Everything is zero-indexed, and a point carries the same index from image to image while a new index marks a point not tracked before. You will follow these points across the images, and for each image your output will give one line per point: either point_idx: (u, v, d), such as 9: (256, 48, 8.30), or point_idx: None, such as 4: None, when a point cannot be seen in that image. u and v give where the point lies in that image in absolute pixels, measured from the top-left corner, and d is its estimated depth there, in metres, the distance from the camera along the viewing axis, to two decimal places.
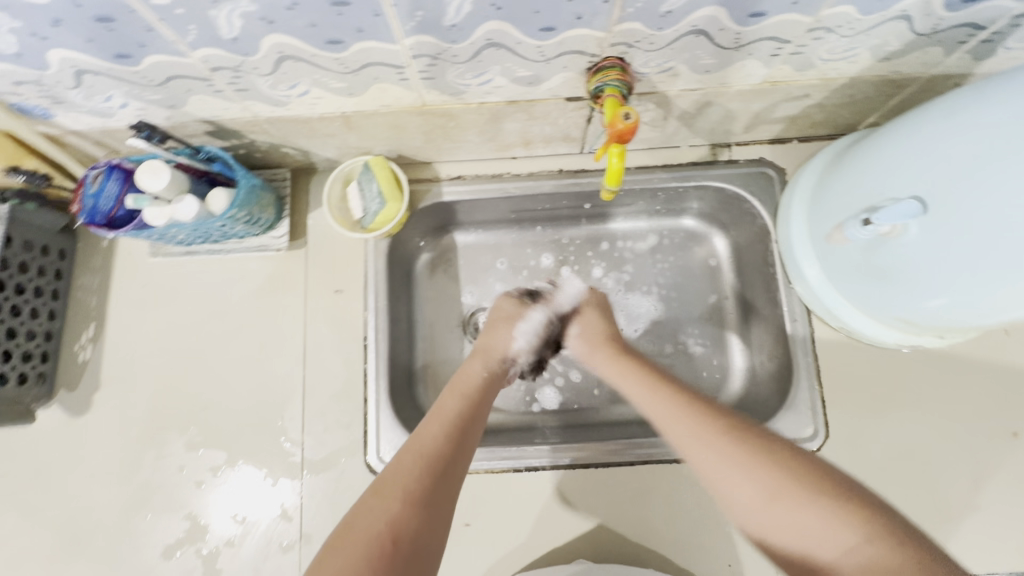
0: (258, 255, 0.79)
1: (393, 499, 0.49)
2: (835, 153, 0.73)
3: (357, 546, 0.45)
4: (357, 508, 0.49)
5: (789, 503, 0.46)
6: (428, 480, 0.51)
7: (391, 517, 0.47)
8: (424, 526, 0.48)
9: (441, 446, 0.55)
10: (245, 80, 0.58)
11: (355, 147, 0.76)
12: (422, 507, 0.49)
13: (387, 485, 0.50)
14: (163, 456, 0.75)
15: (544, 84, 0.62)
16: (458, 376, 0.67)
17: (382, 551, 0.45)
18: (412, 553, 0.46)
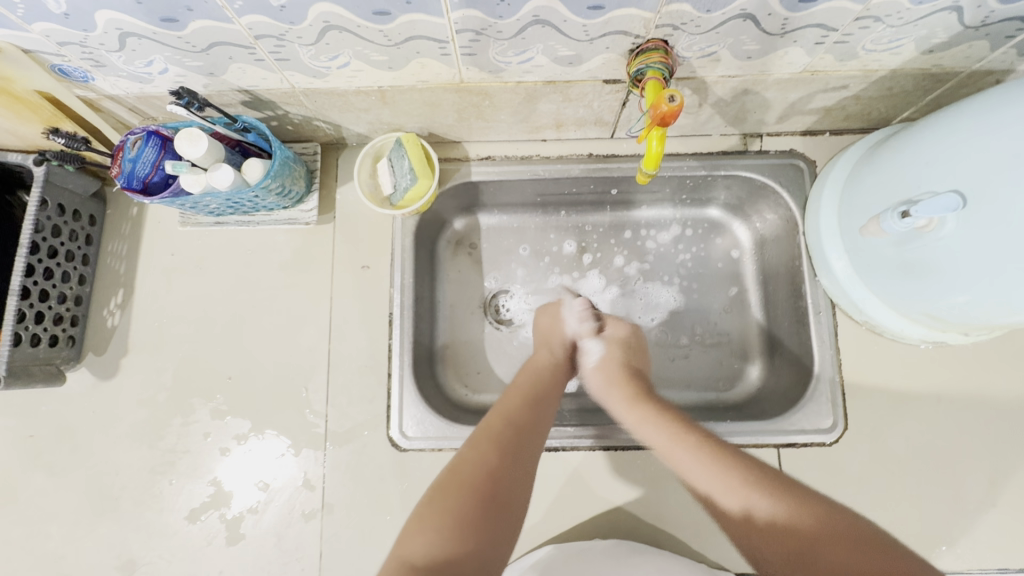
0: (286, 229, 0.80)
1: (489, 452, 0.56)
2: (869, 145, 0.73)
3: (456, 493, 0.52)
4: (458, 459, 0.56)
5: (822, 531, 0.50)
6: (518, 443, 0.58)
7: (486, 469, 0.55)
8: (511, 479, 0.55)
9: (525, 413, 0.62)
10: (287, 50, 0.57)
11: (387, 123, 0.76)
12: (511, 462, 0.56)
13: (481, 440, 0.58)
14: (189, 422, 0.76)
15: (584, 65, 0.62)
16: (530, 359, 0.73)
17: (481, 498, 0.52)
18: (502, 501, 0.53)
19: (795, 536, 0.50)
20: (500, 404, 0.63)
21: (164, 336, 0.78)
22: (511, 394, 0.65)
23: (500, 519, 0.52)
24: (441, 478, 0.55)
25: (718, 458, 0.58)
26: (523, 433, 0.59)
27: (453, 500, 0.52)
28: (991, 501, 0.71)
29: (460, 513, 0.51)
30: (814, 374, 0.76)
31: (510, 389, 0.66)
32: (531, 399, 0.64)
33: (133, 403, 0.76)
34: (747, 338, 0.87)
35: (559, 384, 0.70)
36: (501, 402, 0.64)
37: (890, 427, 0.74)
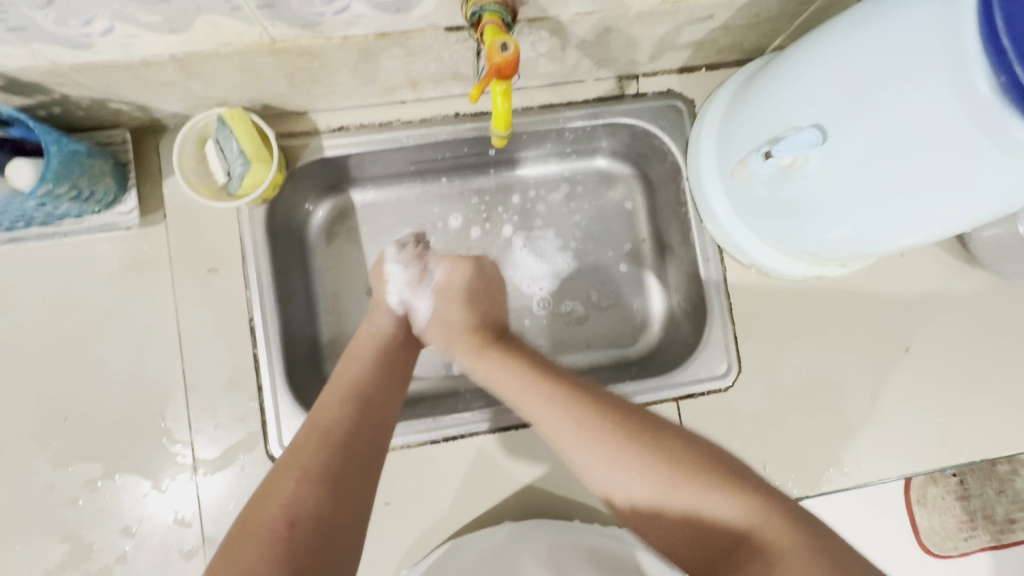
0: (106, 236, 0.67)
1: (288, 479, 0.47)
2: (741, 81, 0.69)
3: (251, 545, 0.43)
4: (263, 496, 0.46)
5: (673, 487, 0.50)
6: (337, 461, 0.49)
7: (292, 500, 0.45)
8: (323, 504, 0.46)
9: (345, 417, 0.52)
10: (14, 14, 0.44)
11: (205, 97, 0.63)
12: (323, 485, 0.47)
13: (285, 468, 0.48)
14: (25, 476, 0.65)
15: (415, 10, 0.52)
16: (357, 341, 0.63)
17: (279, 539, 0.43)
18: (317, 539, 0.44)
19: (683, 497, 0.49)
20: (315, 411, 0.53)
21: None
22: (332, 392, 0.55)
23: (311, 556, 0.43)
24: (243, 526, 0.45)
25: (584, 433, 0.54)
26: (343, 445, 0.50)
27: (246, 555, 0.42)
28: (873, 420, 0.75)
29: (252, 570, 0.41)
30: (707, 322, 0.75)
31: (331, 386, 0.56)
32: (353, 394, 0.54)
33: None
34: (646, 291, 0.84)
35: (396, 369, 0.61)
36: (317, 408, 0.53)
37: (782, 364, 0.76)
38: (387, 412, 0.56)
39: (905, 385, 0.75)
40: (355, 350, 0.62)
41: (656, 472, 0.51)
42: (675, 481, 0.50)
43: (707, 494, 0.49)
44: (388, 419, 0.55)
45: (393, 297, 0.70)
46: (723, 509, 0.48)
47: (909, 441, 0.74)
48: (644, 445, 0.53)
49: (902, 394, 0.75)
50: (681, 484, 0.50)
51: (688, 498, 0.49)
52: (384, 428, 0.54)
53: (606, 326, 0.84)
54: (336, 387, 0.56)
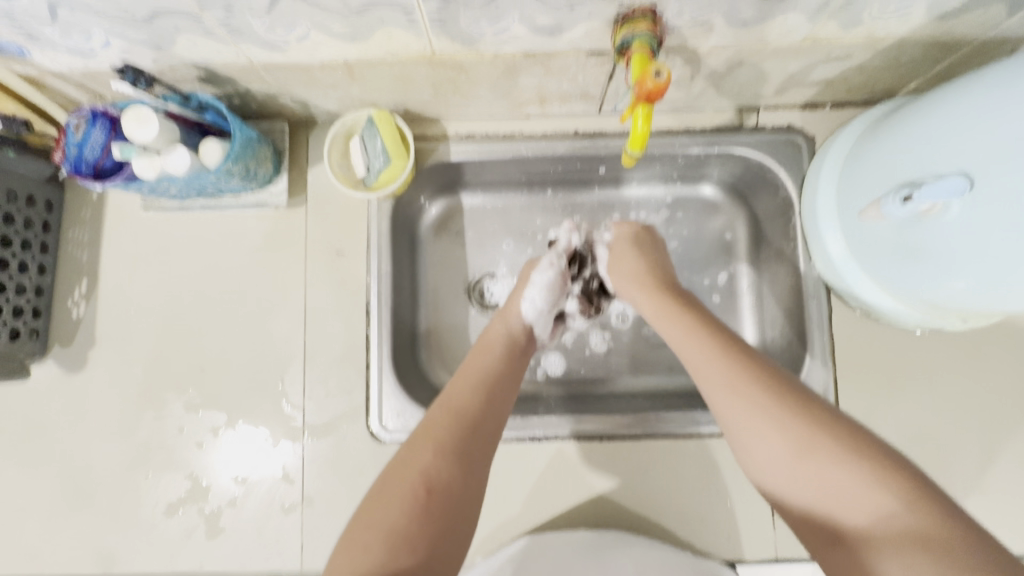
0: (255, 213, 0.76)
1: (425, 450, 0.50)
2: (873, 121, 0.69)
3: (393, 503, 0.47)
4: (404, 461, 0.50)
5: (816, 460, 0.46)
6: (466, 441, 0.52)
7: (428, 471, 0.48)
8: (454, 482, 0.49)
9: (474, 408, 0.55)
10: (238, 20, 0.52)
11: (358, 99, 0.71)
12: (455, 462, 0.50)
13: (419, 440, 0.52)
14: (162, 416, 0.73)
15: (566, 34, 0.57)
16: (483, 336, 0.67)
17: (415, 500, 0.47)
18: (450, 503, 0.48)
19: (827, 473, 0.45)
20: (445, 399, 0.56)
21: (133, 327, 0.75)
22: (461, 381, 0.58)
23: (446, 520, 0.47)
24: (384, 482, 0.49)
25: (727, 375, 0.53)
26: (471, 431, 0.53)
27: (391, 510, 0.46)
28: (982, 487, 0.70)
29: (399, 523, 0.45)
30: (806, 361, 0.74)
31: (457, 380, 0.59)
32: (481, 387, 0.58)
33: (105, 398, 0.73)
34: (739, 324, 0.84)
35: (517, 370, 0.63)
36: (446, 394, 0.57)
37: (882, 415, 0.73)
38: (503, 411, 0.58)
39: (1021, 454, 0.70)
40: (482, 345, 0.65)
41: (802, 440, 0.47)
42: (824, 456, 0.45)
43: (858, 493, 0.42)
44: (504, 415, 0.58)
45: (529, 305, 0.70)
46: (882, 512, 0.41)
47: (1020, 517, 0.69)
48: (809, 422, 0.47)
49: (1016, 465, 0.70)
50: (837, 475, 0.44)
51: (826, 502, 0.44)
52: (501, 424, 0.57)
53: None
54: (469, 374, 0.60)
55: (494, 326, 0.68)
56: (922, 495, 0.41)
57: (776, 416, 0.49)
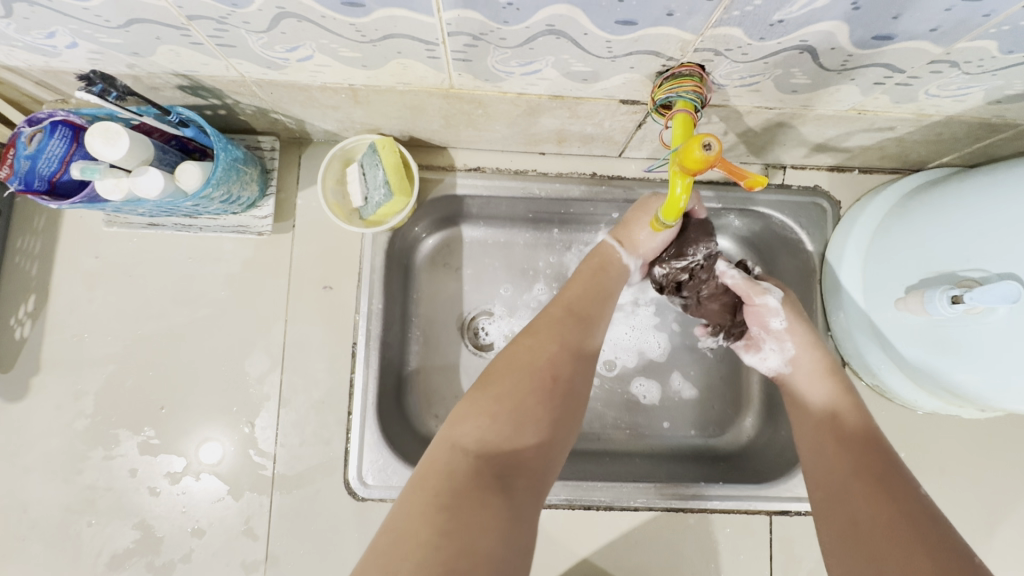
0: (235, 237, 0.68)
1: (548, 341, 0.57)
2: (903, 194, 0.66)
3: (520, 386, 0.53)
4: (508, 353, 0.56)
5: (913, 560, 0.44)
6: (578, 335, 0.58)
7: (542, 359, 0.55)
8: (575, 374, 0.56)
9: (585, 305, 0.61)
10: (231, 35, 0.45)
11: (361, 123, 0.64)
12: (575, 358, 0.57)
13: (542, 333, 0.58)
14: (112, 456, 0.65)
15: (601, 83, 0.51)
16: (594, 248, 0.68)
17: (541, 386, 0.53)
18: (558, 387, 0.54)
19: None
20: (557, 295, 0.63)
21: (84, 353, 0.66)
22: (574, 289, 0.63)
23: (564, 409, 0.54)
24: (499, 366, 0.55)
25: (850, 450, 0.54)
26: (580, 324, 0.60)
27: (518, 390, 0.52)
28: None
29: (521, 403, 0.52)
30: None
31: (562, 289, 0.63)
32: (598, 292, 0.63)
33: (45, 432, 0.65)
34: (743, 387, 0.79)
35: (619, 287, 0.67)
36: (561, 294, 0.63)
37: None
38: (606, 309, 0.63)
39: None
40: (594, 262, 0.66)
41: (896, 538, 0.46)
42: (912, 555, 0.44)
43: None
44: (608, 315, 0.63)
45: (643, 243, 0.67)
46: None
47: None
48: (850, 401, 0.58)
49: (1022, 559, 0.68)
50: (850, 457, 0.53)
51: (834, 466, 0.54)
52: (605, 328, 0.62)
53: (693, 414, 0.79)
54: (582, 289, 0.63)
55: (609, 241, 0.67)
56: None
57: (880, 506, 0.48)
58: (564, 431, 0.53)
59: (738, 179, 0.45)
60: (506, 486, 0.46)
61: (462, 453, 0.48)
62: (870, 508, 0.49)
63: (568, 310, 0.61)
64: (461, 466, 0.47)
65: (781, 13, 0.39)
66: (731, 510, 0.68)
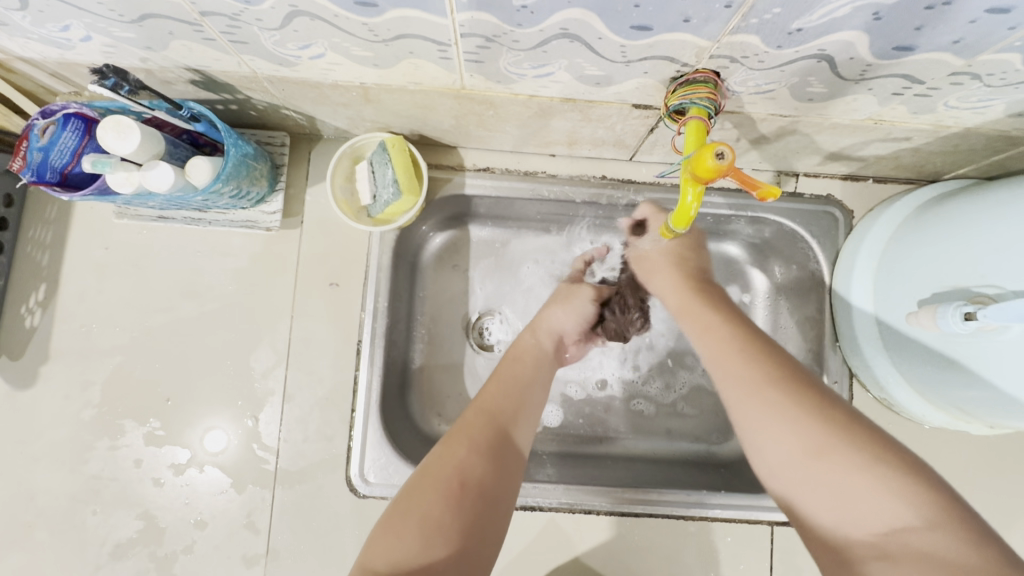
0: (244, 232, 0.68)
1: (461, 446, 0.50)
2: (919, 206, 0.64)
3: (427, 495, 0.46)
4: (435, 456, 0.50)
5: (832, 460, 0.43)
6: (498, 435, 0.52)
7: (467, 466, 0.48)
8: (493, 476, 0.49)
9: (507, 405, 0.55)
10: (244, 31, 0.45)
11: (371, 121, 0.64)
12: (491, 460, 0.50)
13: (454, 437, 0.51)
14: (117, 446, 0.66)
15: (614, 86, 0.51)
16: (513, 346, 0.64)
17: (450, 493, 0.46)
18: (486, 504, 0.47)
19: (840, 480, 0.43)
20: (479, 397, 0.56)
21: (93, 344, 0.67)
22: (495, 388, 0.57)
23: (483, 518, 0.47)
24: (414, 481, 0.48)
25: (772, 390, 0.49)
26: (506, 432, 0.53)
27: (426, 498, 0.46)
28: None
29: (431, 514, 0.45)
30: None
31: (488, 387, 0.57)
32: (516, 389, 0.57)
33: (53, 420, 0.66)
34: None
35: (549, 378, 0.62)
36: (479, 395, 0.56)
37: None
38: (531, 402, 0.57)
39: None
40: (514, 355, 0.62)
41: (822, 439, 0.45)
42: (842, 458, 0.43)
43: (830, 454, 0.44)
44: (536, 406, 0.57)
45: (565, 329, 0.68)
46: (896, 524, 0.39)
47: None
48: (774, 355, 0.52)
49: None
50: (804, 415, 0.46)
51: (795, 436, 0.46)
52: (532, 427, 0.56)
53: (697, 421, 0.78)
54: (512, 372, 0.59)
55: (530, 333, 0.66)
56: (912, 479, 0.41)
57: (795, 414, 0.47)
58: (484, 544, 0.46)
59: (750, 189, 0.45)
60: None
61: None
62: (850, 475, 0.42)
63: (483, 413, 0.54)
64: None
65: (800, 22, 0.39)
66: (734, 518, 0.68)
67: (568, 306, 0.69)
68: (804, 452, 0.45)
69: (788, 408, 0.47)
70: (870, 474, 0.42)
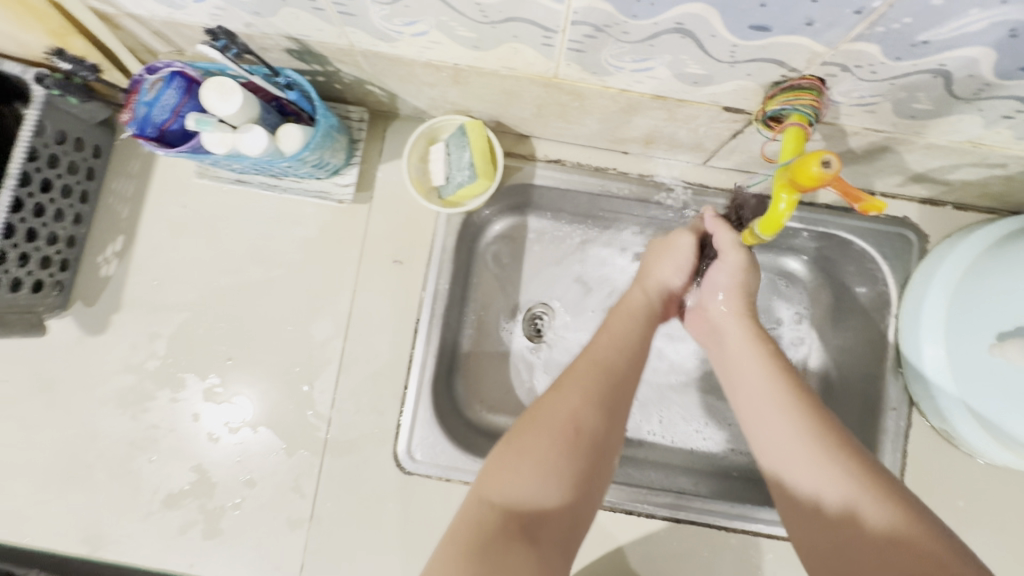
0: (316, 203, 0.70)
1: (571, 396, 0.50)
2: (1002, 236, 0.62)
3: (538, 437, 0.47)
4: (544, 401, 0.51)
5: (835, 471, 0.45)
6: (605, 386, 0.52)
7: (569, 407, 0.49)
8: (600, 427, 0.49)
9: (620, 363, 0.54)
10: (355, 4, 0.46)
11: (452, 104, 0.65)
12: (602, 412, 0.50)
13: (544, 406, 0.50)
14: (178, 399, 0.68)
15: (711, 87, 0.50)
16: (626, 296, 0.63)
17: (566, 444, 0.47)
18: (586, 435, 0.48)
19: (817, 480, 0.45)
20: (591, 343, 0.57)
21: (162, 298, 0.69)
22: (603, 342, 0.56)
23: (594, 464, 0.48)
24: (527, 417, 0.49)
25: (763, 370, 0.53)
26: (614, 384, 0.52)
27: (540, 441, 0.47)
28: None
29: (546, 458, 0.46)
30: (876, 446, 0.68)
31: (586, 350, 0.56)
32: (604, 368, 0.53)
33: (119, 368, 0.68)
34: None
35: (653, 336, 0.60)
36: (588, 347, 0.56)
37: None
38: (633, 369, 0.55)
39: None
40: (622, 312, 0.61)
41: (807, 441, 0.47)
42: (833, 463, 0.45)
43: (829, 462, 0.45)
44: (634, 374, 0.55)
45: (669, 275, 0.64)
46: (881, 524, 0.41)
47: None
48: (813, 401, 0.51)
49: None
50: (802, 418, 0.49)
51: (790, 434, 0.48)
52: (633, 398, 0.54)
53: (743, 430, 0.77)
54: (609, 341, 0.57)
55: (638, 287, 0.64)
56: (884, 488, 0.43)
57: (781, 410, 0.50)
58: (593, 484, 0.47)
59: (851, 202, 0.44)
60: (533, 541, 0.42)
61: (487, 505, 0.44)
62: (842, 482, 0.44)
63: (593, 368, 0.54)
64: (491, 519, 0.43)
65: (928, 34, 0.38)
66: (776, 534, 0.67)
67: (666, 256, 0.64)
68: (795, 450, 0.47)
69: (777, 405, 0.50)
70: (853, 480, 0.44)
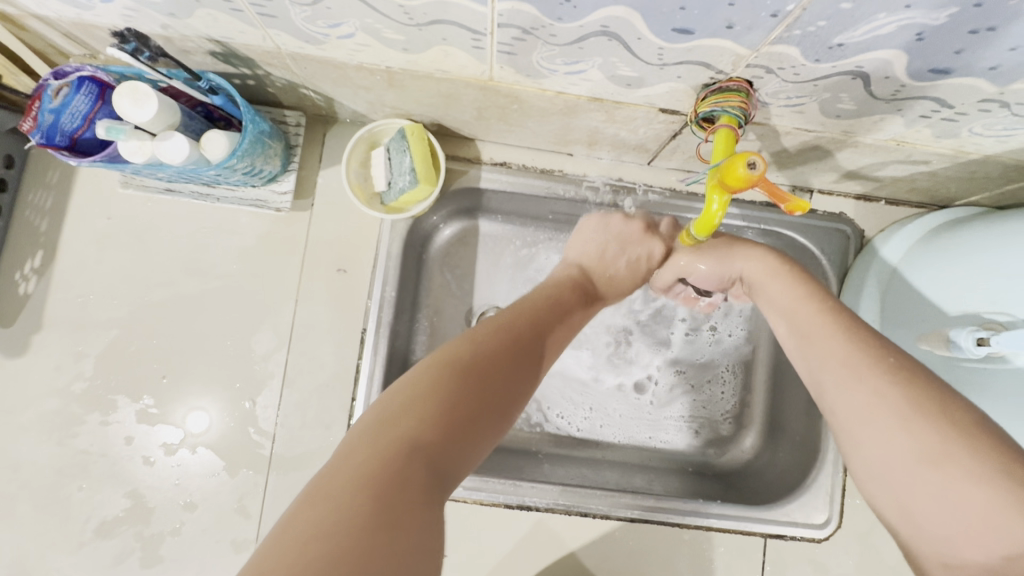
0: (252, 211, 0.67)
1: (486, 345, 0.46)
2: (931, 229, 0.65)
3: (445, 378, 0.41)
4: (451, 346, 0.45)
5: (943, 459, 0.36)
6: (519, 346, 0.48)
7: (478, 353, 0.44)
8: (512, 382, 0.45)
9: (538, 333, 0.51)
10: (274, 6, 0.44)
11: (391, 107, 0.63)
12: (508, 363, 0.45)
13: (460, 344, 0.46)
14: (108, 422, 0.64)
15: (644, 89, 0.50)
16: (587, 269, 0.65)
17: (473, 385, 0.42)
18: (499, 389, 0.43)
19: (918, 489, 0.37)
20: (519, 307, 0.54)
21: (89, 316, 0.65)
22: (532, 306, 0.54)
23: (493, 411, 0.42)
24: (443, 358, 0.43)
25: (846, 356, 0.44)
26: (526, 362, 0.47)
27: (455, 381, 0.41)
28: None
29: (453, 392, 0.40)
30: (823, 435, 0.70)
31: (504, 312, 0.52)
32: (521, 331, 0.49)
33: (42, 391, 0.64)
34: (718, 409, 0.78)
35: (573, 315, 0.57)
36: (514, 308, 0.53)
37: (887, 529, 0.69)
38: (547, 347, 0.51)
39: None
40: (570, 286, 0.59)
41: (910, 424, 0.38)
42: (926, 451, 0.37)
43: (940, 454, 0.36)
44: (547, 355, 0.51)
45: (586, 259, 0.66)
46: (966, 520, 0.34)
47: None
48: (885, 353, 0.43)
49: None
50: (907, 395, 0.40)
51: (899, 425, 0.39)
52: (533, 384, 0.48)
53: (668, 424, 0.77)
54: (537, 308, 0.54)
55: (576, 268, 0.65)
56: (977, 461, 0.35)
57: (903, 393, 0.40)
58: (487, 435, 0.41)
59: (778, 202, 0.45)
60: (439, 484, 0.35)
61: (402, 445, 0.35)
62: (946, 475, 0.36)
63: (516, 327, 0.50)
64: (407, 465, 0.34)
65: (842, 37, 0.38)
66: (729, 529, 0.68)
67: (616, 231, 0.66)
68: (896, 440, 0.39)
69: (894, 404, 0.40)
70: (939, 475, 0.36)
